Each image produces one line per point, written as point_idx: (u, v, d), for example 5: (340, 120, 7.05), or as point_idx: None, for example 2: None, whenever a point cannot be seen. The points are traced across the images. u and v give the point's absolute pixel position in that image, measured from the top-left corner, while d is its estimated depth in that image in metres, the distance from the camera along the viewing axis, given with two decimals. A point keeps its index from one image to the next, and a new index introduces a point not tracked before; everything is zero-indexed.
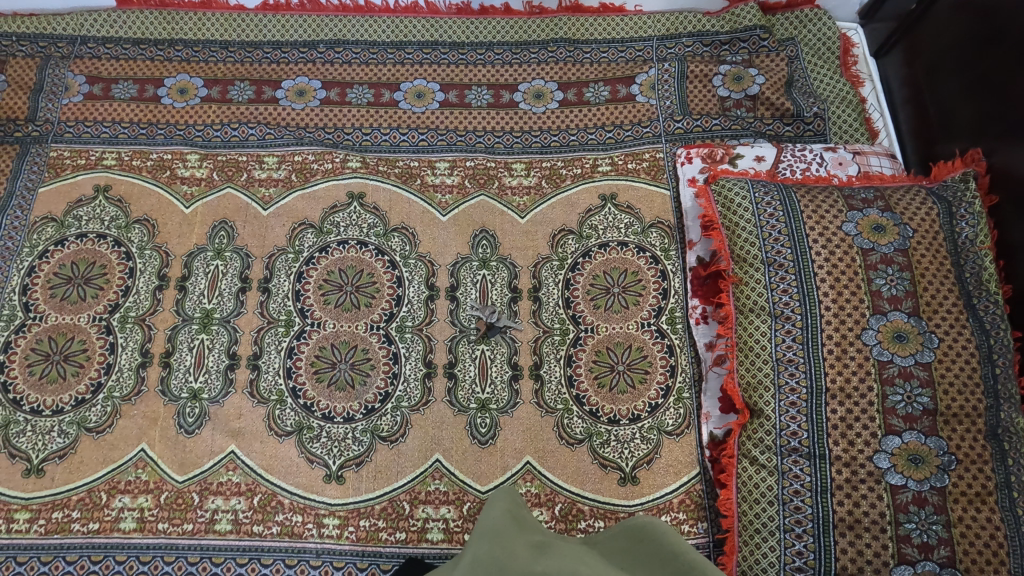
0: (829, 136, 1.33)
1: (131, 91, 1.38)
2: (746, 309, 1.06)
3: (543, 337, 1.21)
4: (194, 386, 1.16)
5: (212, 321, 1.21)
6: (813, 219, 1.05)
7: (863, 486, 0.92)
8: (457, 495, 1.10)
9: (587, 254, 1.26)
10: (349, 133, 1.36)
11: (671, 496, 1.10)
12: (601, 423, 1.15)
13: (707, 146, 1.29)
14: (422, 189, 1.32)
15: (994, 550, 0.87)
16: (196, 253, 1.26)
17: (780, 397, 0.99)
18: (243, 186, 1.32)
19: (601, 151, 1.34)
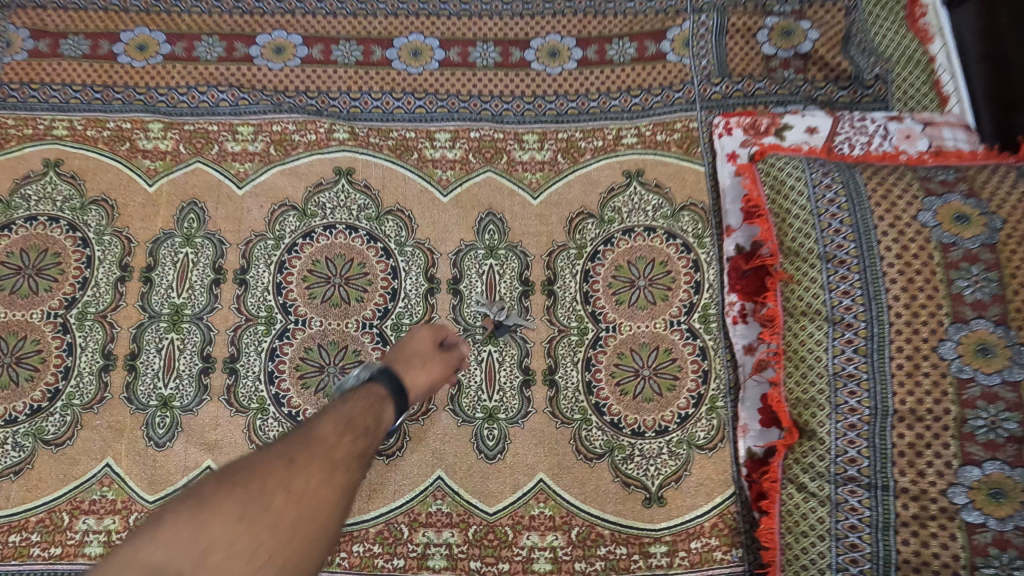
0: (891, 103, 1.13)
1: (82, 47, 1.18)
2: (796, 311, 0.91)
3: (558, 337, 1.06)
4: (163, 393, 1.03)
5: (182, 318, 1.06)
6: (882, 207, 0.88)
7: (932, 524, 0.79)
8: (461, 517, 0.98)
9: (609, 242, 1.10)
10: (335, 98, 1.17)
11: (702, 520, 0.98)
12: (623, 435, 1.02)
13: (749, 113, 1.12)
14: (420, 164, 1.15)
15: None
16: (162, 239, 1.10)
17: (837, 418, 0.85)
18: (214, 161, 1.15)
19: (626, 120, 1.15)
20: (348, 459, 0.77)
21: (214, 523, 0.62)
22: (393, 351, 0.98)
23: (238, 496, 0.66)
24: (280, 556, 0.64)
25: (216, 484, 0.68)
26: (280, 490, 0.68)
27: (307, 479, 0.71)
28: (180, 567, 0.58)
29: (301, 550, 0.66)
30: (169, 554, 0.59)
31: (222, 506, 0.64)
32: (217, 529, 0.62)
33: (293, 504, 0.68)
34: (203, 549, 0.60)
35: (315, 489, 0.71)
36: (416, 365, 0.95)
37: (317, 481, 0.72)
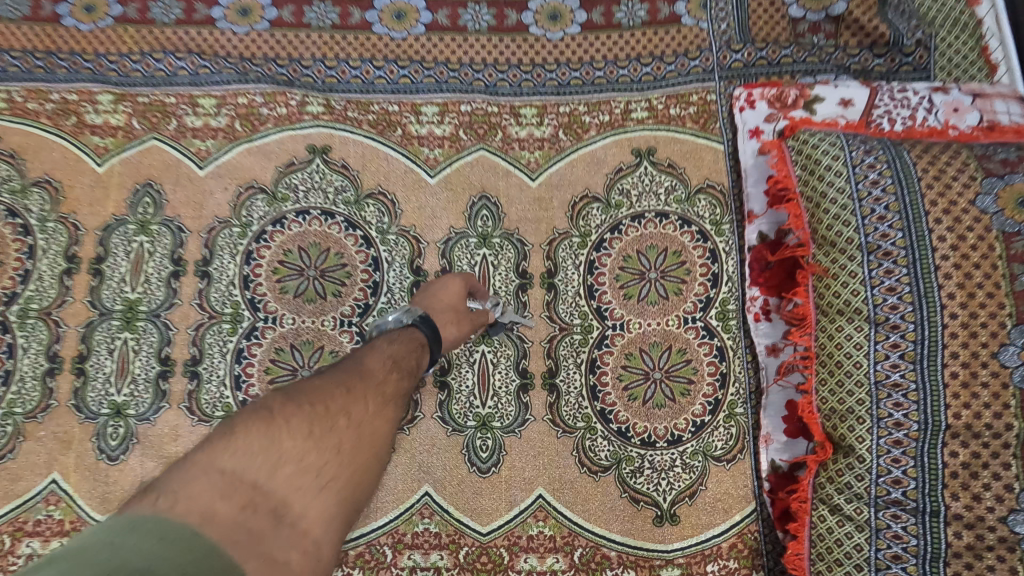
0: (932, 72, 1.00)
1: (21, 6, 1.01)
2: (830, 309, 0.80)
3: (560, 336, 0.95)
4: (116, 400, 0.92)
5: (136, 315, 0.95)
6: (935, 189, 0.76)
7: (988, 555, 0.68)
8: (451, 538, 0.88)
9: (616, 229, 0.98)
10: (308, 66, 1.03)
11: (719, 540, 0.88)
12: (631, 446, 0.91)
13: (775, 84, 0.98)
14: (404, 141, 1.02)
15: None
16: (113, 227, 0.98)
17: (879, 432, 0.74)
18: (172, 137, 1.02)
19: (635, 91, 1.02)
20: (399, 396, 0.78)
21: (285, 439, 0.65)
22: (422, 297, 0.90)
23: (305, 416, 0.68)
24: (341, 477, 0.67)
25: (283, 400, 0.69)
26: (342, 416, 0.70)
27: (365, 408, 0.73)
28: (256, 477, 0.61)
29: (358, 474, 0.69)
30: (247, 462, 0.62)
31: (290, 424, 0.66)
32: (289, 444, 0.65)
33: (353, 431, 0.70)
34: (277, 461, 0.63)
35: (371, 419, 0.73)
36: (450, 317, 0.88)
37: (373, 410, 0.74)
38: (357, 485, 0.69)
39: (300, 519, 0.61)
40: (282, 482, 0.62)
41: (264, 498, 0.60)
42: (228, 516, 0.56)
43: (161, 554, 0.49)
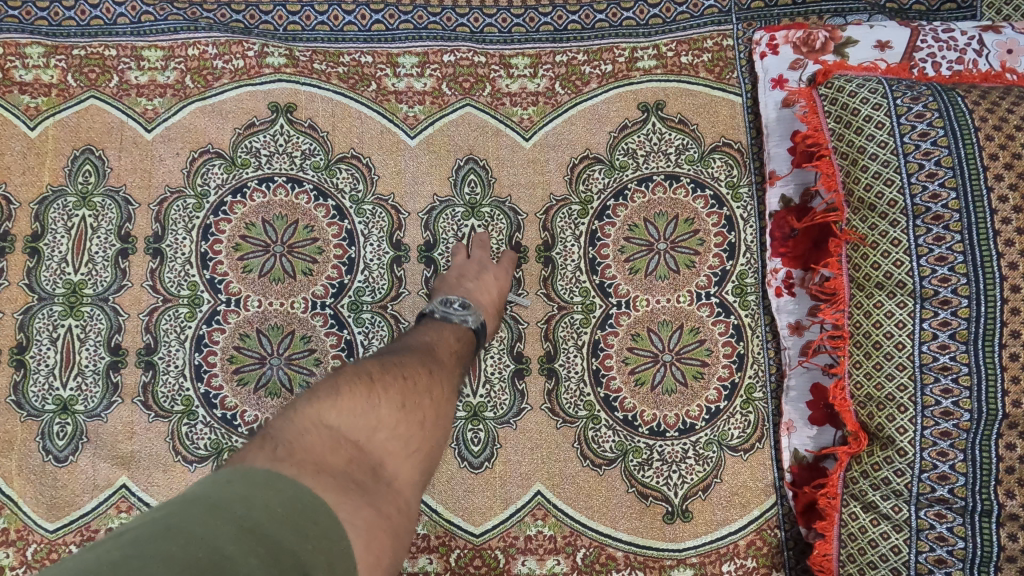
0: (979, 10, 0.88)
1: None
2: (867, 282, 0.70)
3: (558, 316, 0.85)
4: (62, 395, 0.82)
5: (81, 300, 0.84)
6: (995, 141, 0.65)
7: None
8: (441, 540, 0.80)
9: (621, 194, 0.87)
10: (267, 11, 0.90)
11: (736, 538, 0.80)
12: (639, 436, 0.82)
13: (801, 26, 0.86)
14: (379, 98, 0.90)
15: None
16: (50, 199, 0.86)
17: (924, 422, 0.65)
18: (114, 96, 0.89)
19: (641, 36, 0.90)
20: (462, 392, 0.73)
21: (381, 405, 0.59)
22: (475, 287, 0.79)
23: (399, 384, 0.62)
24: (428, 450, 0.62)
25: (377, 365, 0.64)
26: (430, 391, 0.64)
27: (447, 385, 0.67)
28: (356, 438, 0.56)
29: (442, 446, 0.65)
30: (348, 422, 0.57)
31: (385, 388, 0.61)
32: (385, 411, 0.59)
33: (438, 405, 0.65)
34: (374, 425, 0.58)
35: (453, 397, 0.68)
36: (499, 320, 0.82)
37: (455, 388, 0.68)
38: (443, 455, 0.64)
39: (395, 481, 0.57)
40: (377, 446, 0.57)
41: (363, 459, 0.56)
42: (332, 471, 0.52)
43: (279, 508, 0.47)
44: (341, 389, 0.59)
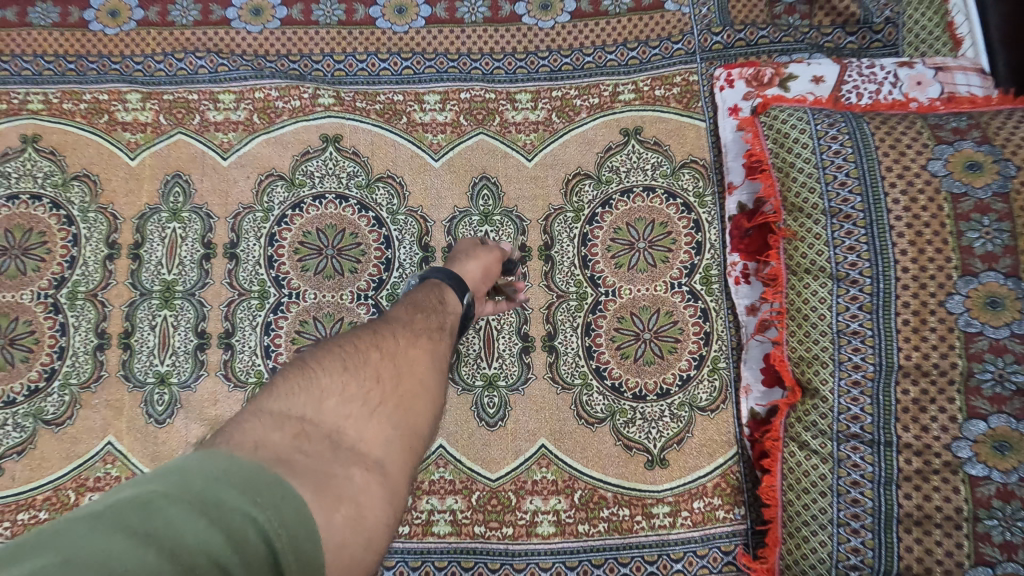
0: (901, 48, 1.08)
1: (52, 15, 1.12)
2: (799, 269, 0.89)
3: (557, 302, 1.04)
4: (160, 370, 1.02)
5: (174, 294, 1.05)
6: (891, 156, 0.84)
7: (936, 477, 0.79)
8: (464, 484, 0.99)
9: (607, 204, 1.07)
10: (318, 61, 1.11)
11: (705, 480, 0.98)
12: (625, 399, 1.01)
13: (752, 64, 1.05)
14: (409, 129, 1.11)
15: None
16: (148, 215, 1.08)
17: (840, 375, 0.84)
18: (197, 132, 1.10)
19: (622, 75, 1.10)
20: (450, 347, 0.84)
21: (321, 377, 0.69)
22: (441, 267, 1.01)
23: (337, 356, 0.73)
24: (388, 400, 0.70)
25: (317, 352, 0.74)
26: (374, 350, 0.75)
27: (395, 342, 0.77)
28: (303, 413, 0.65)
29: (406, 393, 0.72)
30: (291, 402, 0.66)
31: (324, 365, 0.71)
32: (326, 380, 0.69)
33: (386, 360, 0.74)
34: (319, 396, 0.67)
35: (405, 350, 0.77)
36: (484, 271, 0.96)
37: (405, 344, 0.78)
38: (411, 404, 0.72)
39: (352, 440, 0.64)
40: (329, 413, 0.65)
41: (314, 428, 0.63)
42: (274, 445, 0.59)
43: (212, 471, 0.52)
44: (278, 388, 0.68)
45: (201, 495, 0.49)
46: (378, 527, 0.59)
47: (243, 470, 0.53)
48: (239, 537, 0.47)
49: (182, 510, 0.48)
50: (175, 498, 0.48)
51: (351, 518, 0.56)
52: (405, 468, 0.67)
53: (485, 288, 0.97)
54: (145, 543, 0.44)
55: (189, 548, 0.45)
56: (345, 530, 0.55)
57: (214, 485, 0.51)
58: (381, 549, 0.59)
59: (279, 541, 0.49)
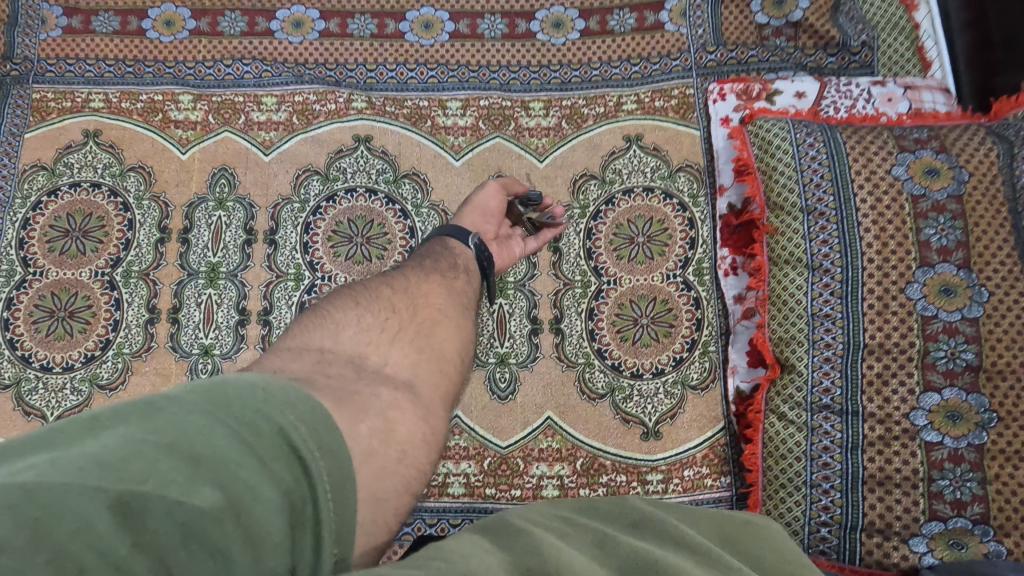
0: (876, 69, 1.18)
1: (113, 23, 1.24)
2: (780, 260, 1.00)
3: (564, 289, 1.15)
4: (205, 342, 1.13)
5: (218, 275, 1.16)
6: (860, 162, 0.97)
7: (896, 443, 0.90)
8: (477, 450, 1.09)
9: (610, 202, 1.19)
10: (352, 69, 1.25)
11: (694, 451, 1.08)
12: (623, 376, 1.12)
13: (742, 80, 1.18)
14: (433, 131, 1.23)
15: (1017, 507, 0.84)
16: (196, 204, 1.19)
17: (814, 352, 0.95)
18: (242, 130, 1.22)
19: (626, 87, 1.23)
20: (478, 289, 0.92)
21: (336, 315, 0.76)
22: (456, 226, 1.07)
23: (351, 296, 0.80)
24: (406, 327, 0.76)
25: (333, 298, 0.81)
26: (386, 287, 0.82)
27: (407, 281, 0.84)
28: (323, 344, 0.72)
29: (423, 321, 0.78)
30: (309, 337, 0.72)
31: (339, 306, 0.78)
32: (340, 316, 0.76)
33: (400, 294, 0.81)
34: (336, 329, 0.74)
35: (417, 285, 0.83)
36: (480, 214, 1.02)
37: (416, 281, 0.84)
38: (430, 330, 0.78)
39: (378, 363, 0.70)
40: (348, 341, 0.72)
41: (335, 354, 0.70)
42: (300, 368, 0.66)
43: (228, 387, 0.54)
44: (299, 329, 0.75)
45: (212, 398, 0.52)
46: (411, 439, 0.63)
47: (256, 381, 0.56)
48: (250, 429, 0.51)
49: (192, 409, 0.51)
50: (187, 402, 0.52)
51: (378, 429, 0.60)
52: (434, 388, 0.72)
53: (494, 224, 1.03)
54: (153, 435, 0.48)
55: (197, 438, 0.48)
56: (371, 440, 0.59)
57: (227, 389, 0.54)
58: (419, 459, 0.63)
59: (295, 433, 0.52)
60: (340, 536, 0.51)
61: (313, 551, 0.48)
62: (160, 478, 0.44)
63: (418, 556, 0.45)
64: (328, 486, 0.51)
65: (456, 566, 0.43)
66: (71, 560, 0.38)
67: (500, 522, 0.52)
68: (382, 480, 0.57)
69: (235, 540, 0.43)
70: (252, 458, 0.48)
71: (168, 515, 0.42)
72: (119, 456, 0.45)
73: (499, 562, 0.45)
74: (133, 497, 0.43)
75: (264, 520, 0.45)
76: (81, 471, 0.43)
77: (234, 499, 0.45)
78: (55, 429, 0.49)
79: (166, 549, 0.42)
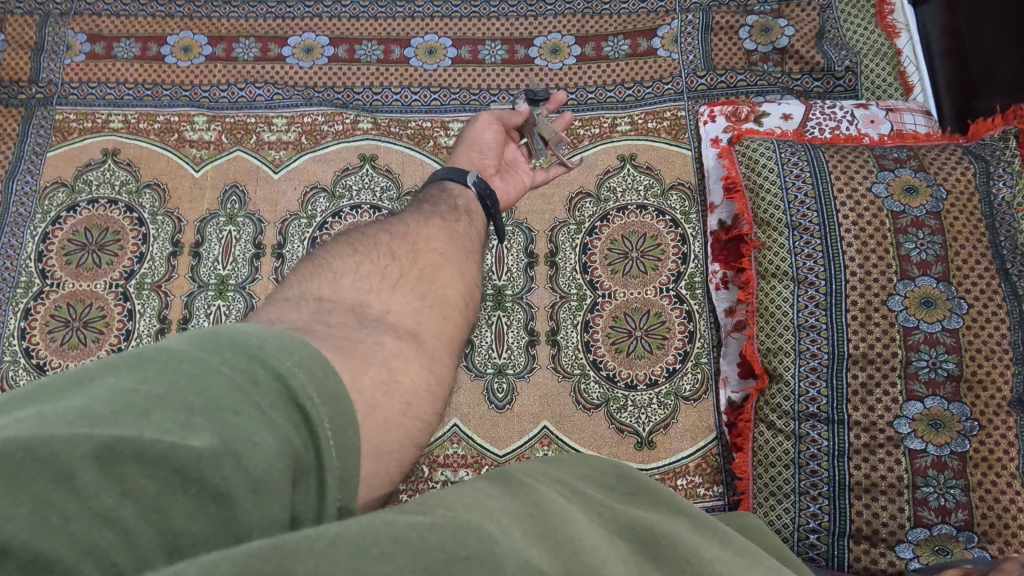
0: (860, 93, 1.23)
1: (134, 49, 1.32)
2: (767, 274, 1.03)
3: (560, 302, 1.19)
4: None
5: (227, 287, 1.21)
6: (841, 180, 1.02)
7: (881, 451, 0.93)
8: (475, 459, 1.12)
9: (605, 218, 1.23)
10: (359, 92, 1.31)
11: (687, 460, 1.11)
12: (618, 387, 1.15)
13: (731, 103, 1.23)
14: (435, 151, 1.28)
15: (1001, 515, 0.87)
16: (208, 219, 1.25)
17: (800, 362, 0.98)
18: (253, 149, 1.28)
19: (620, 109, 1.28)
20: (482, 230, 0.92)
21: (333, 263, 0.75)
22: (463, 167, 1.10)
23: (349, 245, 0.79)
24: (408, 275, 0.75)
25: (331, 247, 0.80)
26: (385, 235, 0.81)
27: (406, 226, 0.84)
28: (321, 292, 0.70)
29: (425, 267, 0.77)
30: (307, 286, 0.71)
31: (337, 253, 0.77)
32: (338, 265, 0.75)
33: (400, 240, 0.80)
34: (334, 278, 0.73)
35: (417, 231, 0.83)
36: (477, 149, 1.04)
37: (416, 226, 0.84)
38: (433, 276, 0.76)
39: (381, 308, 0.69)
40: (347, 289, 0.71)
41: (334, 301, 0.69)
42: (299, 317, 0.64)
43: (221, 335, 0.53)
44: (296, 279, 0.74)
45: (205, 345, 0.51)
46: (416, 389, 0.62)
47: (250, 329, 0.55)
48: (245, 376, 0.50)
49: (184, 357, 0.50)
50: (177, 352, 0.50)
51: (382, 379, 0.59)
52: (440, 335, 0.71)
53: (493, 159, 1.05)
54: (145, 386, 0.47)
55: (191, 387, 0.48)
56: (375, 393, 0.58)
57: (220, 336, 0.53)
58: (424, 409, 0.63)
59: (293, 379, 0.51)
60: (344, 481, 0.51)
61: (317, 496, 0.49)
62: (155, 428, 0.44)
63: (422, 503, 0.47)
64: (329, 432, 0.51)
65: (460, 513, 0.45)
66: (64, 510, 0.39)
67: (503, 473, 0.54)
68: (384, 433, 0.57)
69: (235, 483, 0.44)
70: (249, 406, 0.48)
71: (163, 463, 0.43)
72: (110, 409, 0.45)
73: (501, 509, 0.47)
74: (123, 445, 0.42)
75: (266, 466, 0.45)
76: (72, 424, 0.43)
77: (232, 446, 0.45)
78: (43, 386, 0.48)
79: (162, 495, 0.42)
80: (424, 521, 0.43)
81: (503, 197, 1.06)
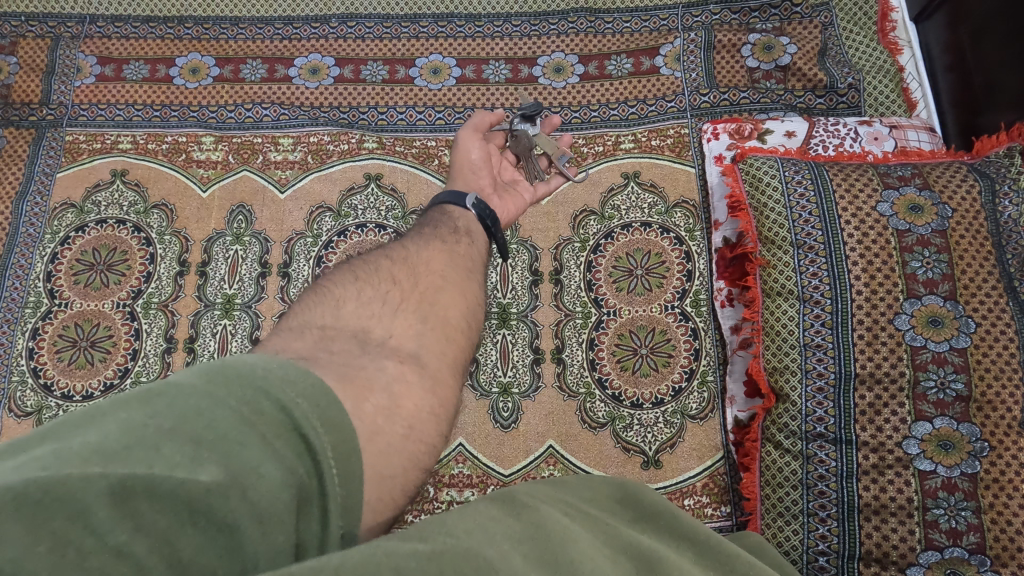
0: (863, 109, 1.24)
1: (143, 71, 1.34)
2: (772, 292, 1.03)
3: (565, 321, 1.19)
4: None
5: (233, 306, 1.21)
6: (846, 199, 1.02)
7: (889, 472, 0.93)
8: (480, 478, 1.11)
9: (609, 236, 1.23)
10: (364, 112, 1.32)
11: (694, 480, 1.10)
12: (624, 406, 1.14)
13: (735, 120, 1.24)
14: (439, 169, 1.29)
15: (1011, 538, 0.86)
16: (214, 238, 1.26)
17: (807, 382, 0.98)
18: (259, 169, 1.29)
19: (624, 127, 1.29)
20: (483, 250, 0.92)
21: (334, 289, 0.76)
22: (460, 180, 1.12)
23: (351, 270, 0.80)
24: (410, 297, 0.75)
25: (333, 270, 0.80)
26: (385, 259, 0.82)
27: (405, 247, 0.84)
28: (324, 318, 0.71)
29: (425, 287, 0.77)
30: (311, 313, 0.72)
31: (338, 280, 0.78)
32: (339, 291, 0.75)
33: (402, 262, 0.81)
34: (336, 303, 0.73)
35: (417, 253, 0.83)
36: (469, 169, 1.06)
37: (415, 249, 0.84)
38: (433, 297, 0.76)
39: (382, 333, 0.69)
40: (348, 314, 0.72)
41: (338, 327, 0.69)
42: (303, 346, 0.65)
43: (227, 367, 0.53)
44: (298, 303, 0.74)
45: (212, 377, 0.52)
46: (417, 411, 0.62)
47: (256, 359, 0.55)
48: (251, 407, 0.50)
49: (192, 392, 0.50)
50: (185, 385, 0.51)
51: (384, 404, 0.59)
52: (441, 356, 0.71)
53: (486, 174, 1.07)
54: (154, 420, 0.48)
55: (200, 419, 0.48)
56: (376, 418, 0.58)
57: (227, 367, 0.53)
58: (425, 429, 0.63)
59: (296, 409, 0.51)
60: (347, 509, 0.51)
61: (319, 524, 0.49)
62: (164, 463, 0.45)
63: (423, 527, 0.47)
64: (332, 460, 0.51)
65: (461, 540, 0.45)
66: (79, 545, 0.40)
67: (507, 493, 0.54)
68: (388, 456, 0.57)
69: (242, 515, 0.44)
70: (254, 437, 0.48)
71: (173, 495, 0.43)
72: (121, 445, 0.45)
73: (502, 531, 0.47)
74: (135, 481, 0.42)
75: (271, 497, 0.45)
76: (84, 462, 0.43)
77: (237, 477, 0.45)
78: (55, 425, 0.48)
79: (172, 528, 0.42)
80: (424, 550, 0.43)
81: (503, 214, 1.06)
